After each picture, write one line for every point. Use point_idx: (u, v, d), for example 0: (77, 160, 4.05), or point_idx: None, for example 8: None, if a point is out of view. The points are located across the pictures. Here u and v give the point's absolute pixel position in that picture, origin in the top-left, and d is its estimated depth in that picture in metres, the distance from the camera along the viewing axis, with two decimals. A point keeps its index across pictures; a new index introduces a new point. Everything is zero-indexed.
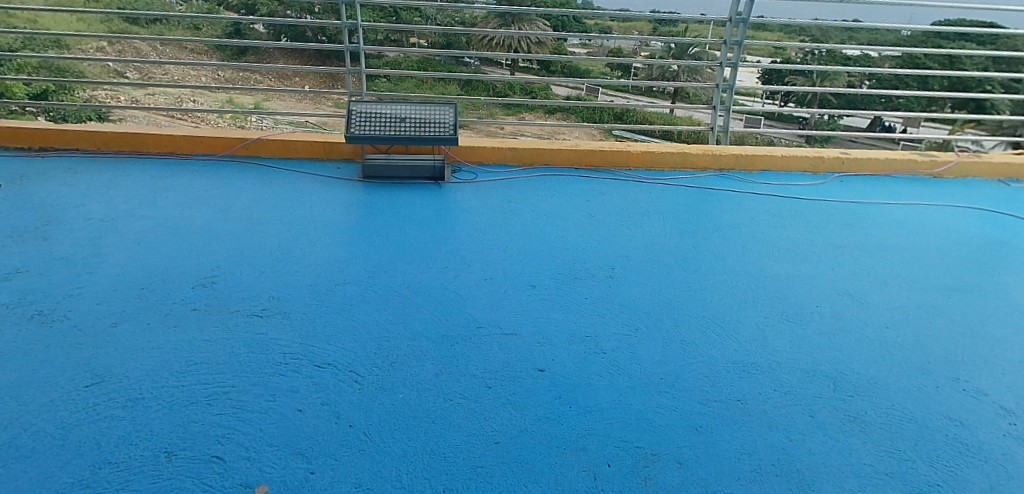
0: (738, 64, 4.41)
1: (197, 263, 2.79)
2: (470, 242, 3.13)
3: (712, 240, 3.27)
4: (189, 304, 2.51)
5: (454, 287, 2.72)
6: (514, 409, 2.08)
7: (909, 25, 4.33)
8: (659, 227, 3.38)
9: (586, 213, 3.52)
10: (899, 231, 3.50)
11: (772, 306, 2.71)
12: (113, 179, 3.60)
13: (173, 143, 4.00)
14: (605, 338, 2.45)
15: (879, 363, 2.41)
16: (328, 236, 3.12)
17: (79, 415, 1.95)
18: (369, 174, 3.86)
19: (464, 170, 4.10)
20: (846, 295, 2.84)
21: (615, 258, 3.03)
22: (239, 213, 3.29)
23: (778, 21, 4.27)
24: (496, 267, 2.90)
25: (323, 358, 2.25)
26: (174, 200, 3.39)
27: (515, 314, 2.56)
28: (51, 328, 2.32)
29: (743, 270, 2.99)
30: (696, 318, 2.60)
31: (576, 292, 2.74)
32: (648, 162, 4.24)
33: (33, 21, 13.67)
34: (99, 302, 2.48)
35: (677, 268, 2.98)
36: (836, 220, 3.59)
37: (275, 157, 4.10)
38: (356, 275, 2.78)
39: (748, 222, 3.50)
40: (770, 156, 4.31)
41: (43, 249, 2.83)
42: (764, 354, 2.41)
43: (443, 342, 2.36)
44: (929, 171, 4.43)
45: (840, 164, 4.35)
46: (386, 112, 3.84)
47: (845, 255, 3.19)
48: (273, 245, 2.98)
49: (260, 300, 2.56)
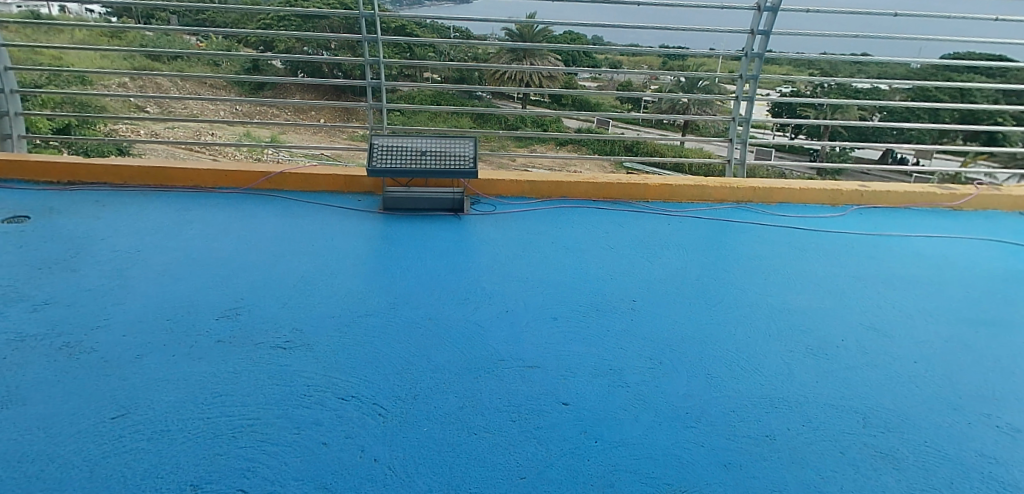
0: (755, 99, 4.48)
1: (220, 296, 2.83)
2: (491, 274, 3.14)
3: (733, 272, 3.26)
4: (214, 335, 2.53)
5: (475, 320, 2.73)
6: (540, 444, 2.06)
7: (919, 59, 4.36)
8: (679, 260, 3.38)
9: (605, 245, 3.54)
10: (920, 263, 3.48)
11: (797, 340, 2.69)
12: (139, 212, 3.67)
13: (197, 177, 4.08)
14: (629, 371, 2.44)
15: (909, 399, 2.37)
16: (350, 268, 3.15)
17: (105, 447, 1.96)
18: (390, 206, 3.91)
19: (483, 202, 4.14)
20: (871, 329, 2.81)
21: (637, 290, 3.04)
22: (261, 245, 3.33)
23: (788, 56, 4.33)
24: (517, 300, 2.91)
25: (348, 390, 2.25)
26: (198, 233, 3.43)
27: (537, 347, 2.56)
28: (78, 360, 2.34)
29: (765, 302, 2.98)
30: (721, 353, 2.58)
31: (599, 324, 2.75)
32: (666, 193, 4.26)
33: (59, 59, 14.33)
34: (126, 334, 2.51)
35: (698, 300, 2.98)
36: (857, 252, 3.59)
37: (297, 190, 4.16)
38: (379, 307, 2.80)
39: (768, 254, 3.50)
40: (788, 188, 4.30)
41: (72, 280, 2.88)
42: (790, 389, 2.39)
43: (466, 375, 2.36)
44: (949, 203, 4.40)
45: (859, 197, 4.34)
46: (407, 147, 3.91)
47: (869, 288, 3.17)
48: (296, 278, 3.01)
49: (283, 333, 2.57)
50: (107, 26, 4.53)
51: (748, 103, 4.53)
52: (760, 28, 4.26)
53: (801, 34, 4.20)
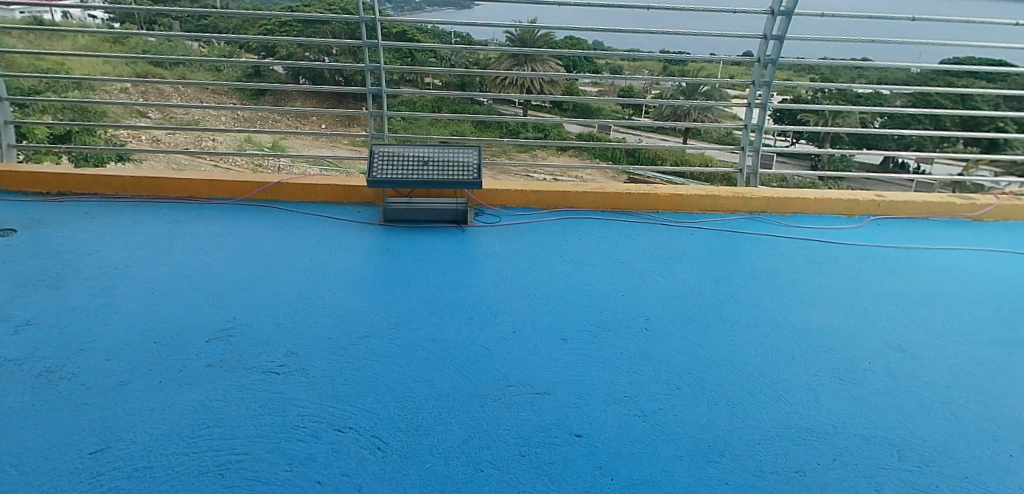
0: (768, 105, 4.38)
1: (212, 316, 2.68)
2: (496, 291, 3.00)
3: (749, 289, 3.11)
4: (203, 360, 2.39)
5: (480, 341, 2.58)
6: (551, 481, 1.91)
7: (920, 64, 4.26)
8: (692, 275, 3.24)
9: (615, 259, 3.39)
10: (945, 279, 3.33)
11: (821, 364, 2.54)
12: (130, 225, 3.52)
13: (191, 187, 3.93)
14: (645, 398, 2.29)
15: (944, 429, 2.22)
16: (349, 285, 3.00)
17: (82, 487, 1.81)
18: (390, 218, 3.77)
19: (487, 213, 3.99)
20: (898, 350, 2.66)
21: (650, 308, 2.89)
22: (256, 261, 3.19)
23: (787, 61, 4.17)
24: (525, 319, 2.76)
25: (344, 420, 2.10)
26: (190, 247, 3.29)
27: (546, 371, 2.41)
28: (57, 387, 2.19)
29: (785, 321, 2.83)
30: (742, 378, 2.43)
31: (610, 346, 2.60)
32: (676, 204, 4.12)
33: (59, 64, 14.26)
34: (110, 358, 2.37)
35: (715, 319, 2.83)
36: (878, 267, 3.43)
37: (294, 200, 4.01)
38: (379, 327, 2.65)
39: (785, 268, 3.36)
40: (802, 199, 4.15)
41: (55, 299, 2.73)
42: (818, 418, 2.23)
43: (470, 403, 2.21)
44: (970, 213, 4.25)
45: (876, 207, 4.19)
46: (408, 156, 3.77)
47: (893, 305, 3.02)
48: (291, 296, 2.86)
49: (277, 357, 2.43)
50: (100, 32, 4.41)
51: (761, 109, 4.43)
52: (773, 33, 4.12)
53: (803, 40, 4.07)
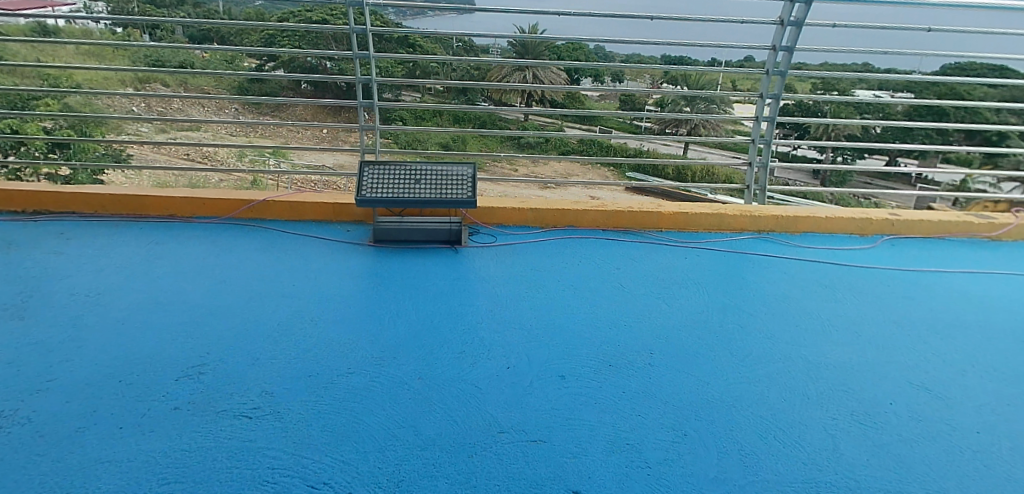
0: (776, 120, 4.14)
1: (184, 348, 2.50)
2: (490, 320, 2.82)
3: (760, 317, 2.93)
4: (171, 401, 2.21)
5: (472, 378, 2.41)
6: None
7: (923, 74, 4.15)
8: (699, 301, 3.05)
9: (618, 283, 3.21)
10: (967, 306, 3.15)
11: (838, 405, 2.36)
12: (106, 246, 3.35)
13: (173, 205, 3.76)
14: (649, 447, 2.11)
15: (973, 483, 2.05)
16: (333, 313, 2.82)
17: None
18: (381, 238, 3.59)
19: (482, 232, 3.81)
20: (921, 390, 2.48)
21: (654, 340, 2.71)
22: (236, 286, 3.01)
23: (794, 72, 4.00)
24: (520, 353, 2.58)
25: (321, 476, 1.93)
26: (167, 271, 3.11)
27: (542, 414, 2.24)
28: (9, 436, 2.02)
29: (799, 355, 2.65)
30: (754, 422, 2.25)
31: (612, 384, 2.42)
32: (681, 222, 3.93)
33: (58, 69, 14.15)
34: (70, 400, 2.19)
35: (724, 352, 2.64)
36: (895, 292, 3.25)
37: (281, 219, 3.83)
38: (363, 363, 2.47)
39: (797, 294, 3.17)
40: (813, 217, 3.97)
41: (18, 331, 2.56)
42: (836, 471, 2.06)
43: (459, 453, 2.04)
44: (988, 233, 4.06)
45: (890, 226, 4.01)
46: (399, 174, 3.59)
47: (914, 337, 2.84)
48: (271, 326, 2.68)
49: (251, 397, 2.25)
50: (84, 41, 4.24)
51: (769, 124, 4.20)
52: (783, 44, 3.93)
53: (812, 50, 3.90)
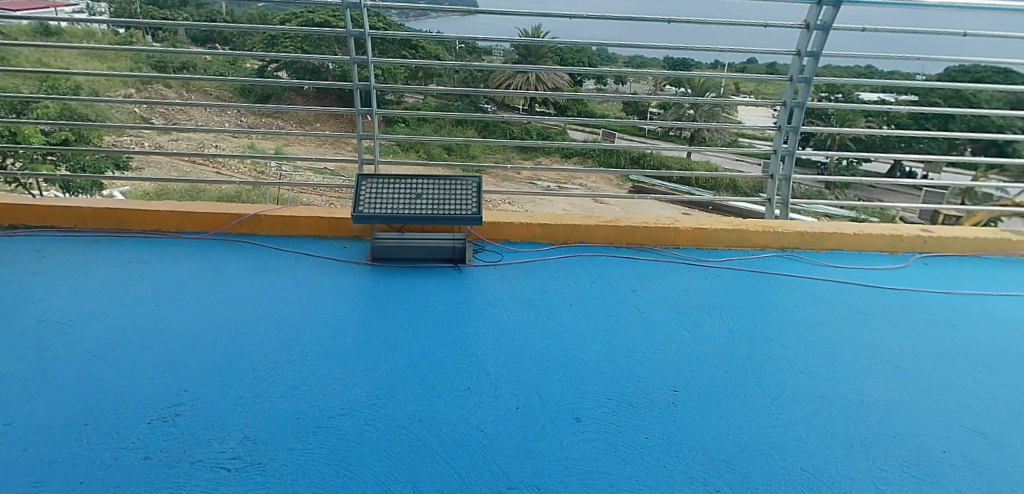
0: (798, 129, 3.87)
1: (159, 385, 2.27)
2: (497, 351, 2.58)
3: (791, 347, 2.69)
4: (141, 450, 1.99)
5: (477, 422, 2.17)
6: None
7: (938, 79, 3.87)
8: (724, 329, 2.81)
9: (634, 308, 2.96)
10: (1013, 334, 2.91)
11: (885, 454, 2.13)
12: (84, 265, 3.12)
13: (158, 219, 3.52)
14: None
15: None
16: (325, 342, 2.58)
17: None
18: (379, 256, 3.35)
19: (488, 250, 3.57)
20: (975, 435, 2.24)
21: (677, 375, 2.47)
22: (221, 310, 2.78)
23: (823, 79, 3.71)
24: (530, 390, 2.34)
25: None
26: (147, 293, 2.88)
27: (556, 467, 2.01)
28: None
29: (837, 393, 2.41)
30: (792, 476, 2.01)
31: (633, 428, 2.18)
32: (699, 238, 3.68)
33: None
34: (28, 449, 1.97)
35: (754, 390, 2.40)
36: (935, 318, 3.01)
37: (273, 234, 3.59)
38: (357, 402, 2.24)
39: (830, 321, 2.93)
40: (841, 233, 3.71)
41: None
42: None
43: None
44: None
45: (922, 243, 3.76)
46: (399, 188, 3.35)
47: (961, 371, 2.59)
48: (256, 358, 2.45)
49: (231, 445, 2.02)
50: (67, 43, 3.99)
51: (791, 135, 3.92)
52: (808, 49, 3.66)
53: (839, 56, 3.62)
